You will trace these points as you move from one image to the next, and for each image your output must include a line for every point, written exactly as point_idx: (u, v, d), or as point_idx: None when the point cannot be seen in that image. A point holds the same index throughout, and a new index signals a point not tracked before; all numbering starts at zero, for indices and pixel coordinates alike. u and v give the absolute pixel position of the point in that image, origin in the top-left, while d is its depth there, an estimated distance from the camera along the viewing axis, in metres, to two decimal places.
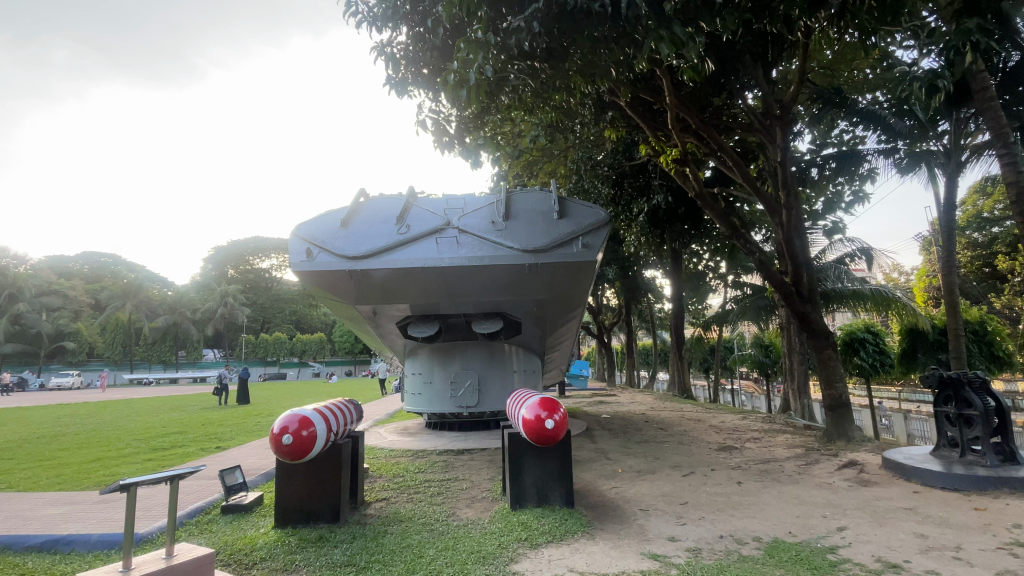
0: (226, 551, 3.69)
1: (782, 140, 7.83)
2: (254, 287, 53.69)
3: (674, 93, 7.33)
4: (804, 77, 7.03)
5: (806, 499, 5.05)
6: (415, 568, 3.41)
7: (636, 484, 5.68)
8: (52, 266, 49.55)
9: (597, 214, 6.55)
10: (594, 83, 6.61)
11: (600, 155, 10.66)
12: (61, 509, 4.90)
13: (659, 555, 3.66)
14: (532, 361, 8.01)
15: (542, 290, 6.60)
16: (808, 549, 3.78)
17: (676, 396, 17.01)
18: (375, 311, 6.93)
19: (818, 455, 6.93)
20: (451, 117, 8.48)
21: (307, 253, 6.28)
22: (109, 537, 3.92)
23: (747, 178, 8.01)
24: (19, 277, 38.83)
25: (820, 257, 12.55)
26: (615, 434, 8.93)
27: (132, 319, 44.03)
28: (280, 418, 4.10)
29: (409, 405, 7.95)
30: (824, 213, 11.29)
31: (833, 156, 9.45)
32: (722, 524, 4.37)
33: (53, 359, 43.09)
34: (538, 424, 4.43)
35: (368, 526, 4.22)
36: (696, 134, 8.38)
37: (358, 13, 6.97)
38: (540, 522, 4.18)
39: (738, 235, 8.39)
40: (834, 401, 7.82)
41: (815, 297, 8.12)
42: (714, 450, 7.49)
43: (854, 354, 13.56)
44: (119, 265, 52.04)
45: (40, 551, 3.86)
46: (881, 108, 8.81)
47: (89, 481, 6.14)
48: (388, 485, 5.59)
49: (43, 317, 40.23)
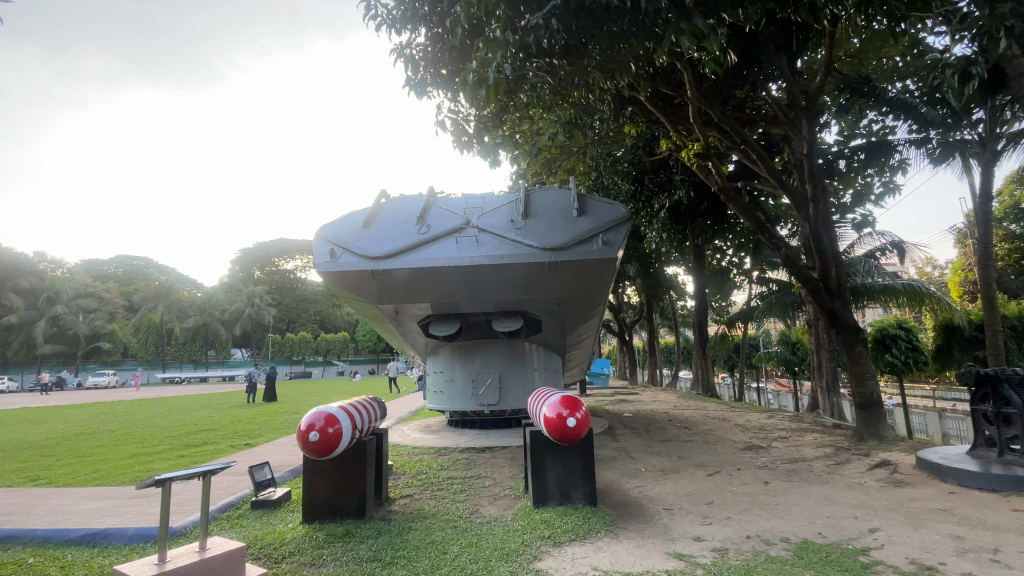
0: (257, 545, 3.77)
1: (808, 132, 7.65)
2: (279, 288, 54.81)
3: (696, 86, 7.20)
4: (830, 67, 6.84)
5: (836, 499, 4.92)
6: (439, 564, 3.44)
7: (660, 483, 5.61)
8: (89, 270, 51.58)
9: (616, 211, 6.53)
10: (614, 79, 6.55)
11: (620, 151, 10.55)
12: (100, 504, 5.09)
13: (685, 555, 3.61)
14: (553, 359, 8.00)
15: (562, 288, 6.57)
16: (839, 550, 3.68)
17: (700, 395, 16.73)
18: (397, 311, 7.02)
19: (849, 455, 6.75)
20: (469, 116, 8.50)
21: (330, 253, 6.40)
22: (145, 531, 4.06)
23: (772, 171, 7.80)
24: (57, 281, 40.40)
25: (848, 252, 12.21)
26: (638, 433, 8.84)
27: (163, 320, 45.47)
28: (307, 415, 4.18)
29: (431, 403, 8.00)
30: (853, 206, 10.97)
31: (862, 147, 9.21)
32: (750, 525, 4.29)
33: (91, 359, 44.88)
34: (559, 422, 4.40)
35: (393, 522, 4.27)
36: (719, 126, 8.23)
37: (378, 16, 7.05)
38: (563, 521, 4.17)
39: (764, 229, 8.20)
40: (865, 400, 7.59)
41: (844, 292, 7.90)
42: (739, 449, 7.34)
43: (886, 351, 13.12)
44: (151, 268, 53.79)
45: (79, 544, 4.01)
46: (912, 96, 8.49)
47: (125, 476, 6.36)
48: (412, 482, 5.65)
49: (80, 319, 41.86)
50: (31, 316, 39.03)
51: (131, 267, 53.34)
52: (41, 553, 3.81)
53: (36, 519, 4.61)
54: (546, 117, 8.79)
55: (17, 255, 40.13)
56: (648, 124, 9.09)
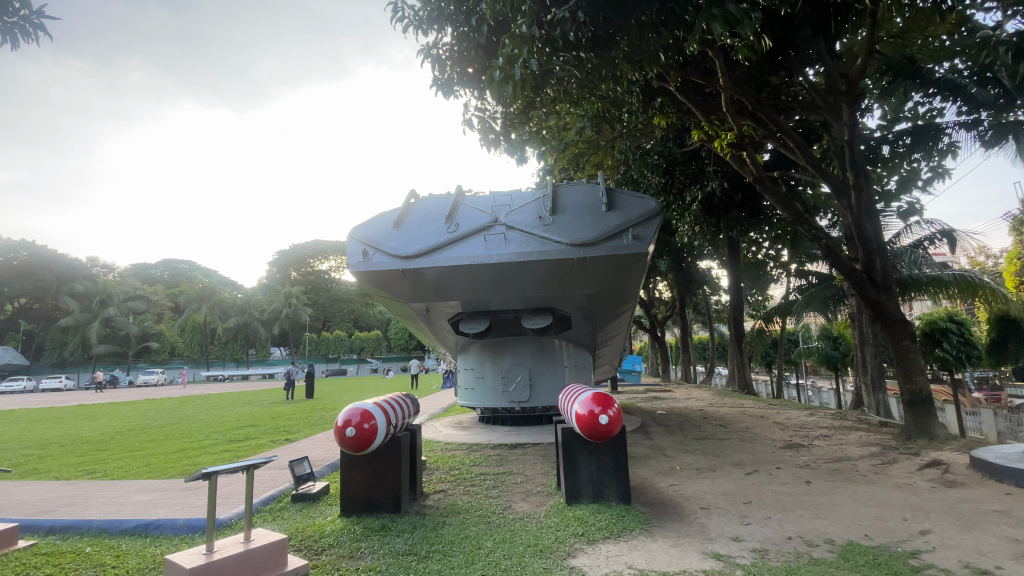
0: (298, 537, 3.88)
1: (849, 117, 7.34)
2: (315, 288, 56.43)
3: (728, 74, 6.98)
4: (872, 48, 6.54)
5: (883, 501, 4.70)
6: (474, 559, 3.46)
7: (695, 482, 5.49)
8: (138, 274, 54.50)
9: (646, 204, 6.45)
10: (643, 70, 6.44)
11: (649, 143, 10.34)
12: (151, 496, 5.36)
13: (723, 555, 3.52)
14: (583, 355, 7.94)
15: (591, 284, 6.51)
16: (888, 553, 3.52)
17: (736, 391, 16.29)
18: (427, 309, 7.08)
19: (895, 454, 6.45)
20: (497, 114, 8.52)
21: (363, 253, 6.54)
22: (193, 522, 4.23)
23: (811, 158, 7.53)
24: (109, 284, 42.64)
25: (893, 242, 11.65)
26: (671, 430, 8.67)
27: (207, 321, 47.50)
28: (344, 411, 4.28)
29: (462, 400, 8.08)
30: (899, 193, 10.44)
31: (908, 131, 8.75)
32: (791, 525, 4.16)
33: (141, 359, 47.28)
34: (591, 419, 4.36)
35: (428, 517, 4.32)
36: (753, 115, 7.97)
37: (405, 18, 7.14)
38: (597, 518, 4.13)
39: (803, 220, 7.93)
40: (914, 396, 7.24)
41: (891, 284, 7.54)
42: (779, 448, 7.11)
43: (936, 346, 12.51)
44: (195, 271, 56.29)
45: (133, 533, 4.22)
46: (961, 76, 8.02)
47: (174, 470, 6.64)
48: (445, 477, 5.72)
49: (131, 320, 44.16)
50: (86, 318, 41.38)
51: (177, 270, 55.98)
52: (98, 542, 4.03)
53: (93, 510, 4.89)
54: (573, 111, 8.75)
55: (72, 261, 42.57)
56: (679, 115, 8.89)
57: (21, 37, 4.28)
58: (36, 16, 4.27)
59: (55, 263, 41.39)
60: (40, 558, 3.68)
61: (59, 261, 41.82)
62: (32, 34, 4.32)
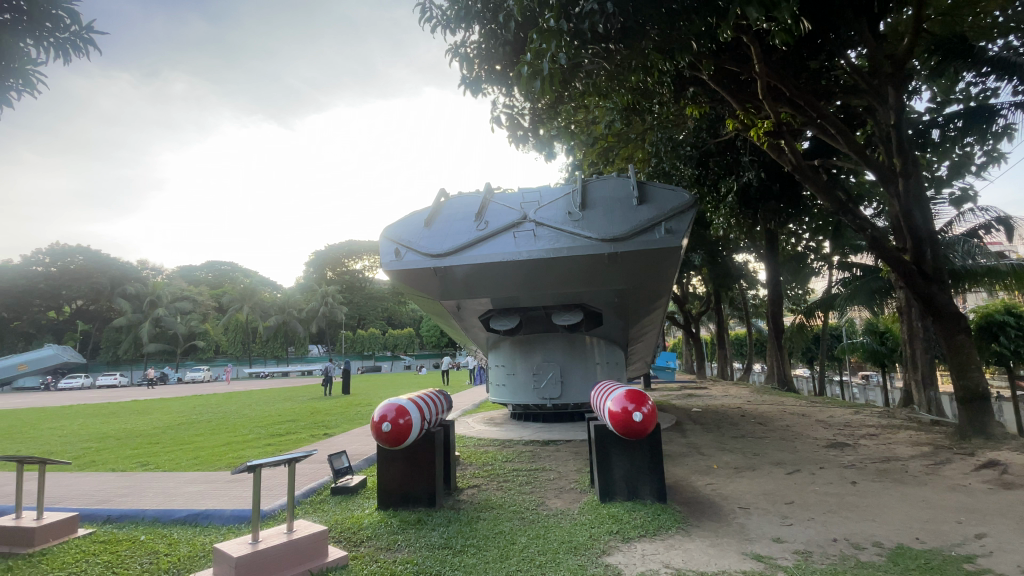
0: (337, 529, 3.99)
1: (895, 101, 7.01)
2: (350, 287, 57.88)
3: (764, 60, 6.76)
4: (920, 26, 6.20)
5: (935, 502, 4.47)
6: (508, 555, 3.47)
7: (733, 481, 5.35)
8: (185, 276, 57.22)
9: (679, 197, 6.29)
10: (674, 60, 6.26)
11: (681, 134, 10.10)
12: (199, 487, 5.61)
13: (764, 556, 3.43)
14: (615, 352, 7.84)
15: (622, 280, 6.42)
16: (940, 557, 3.34)
17: (775, 388, 15.82)
18: (459, 306, 7.14)
19: (949, 454, 6.13)
20: (525, 110, 8.54)
21: (395, 253, 6.66)
22: (239, 513, 4.40)
23: (854, 144, 7.22)
24: (157, 286, 44.82)
25: (944, 231, 11.02)
26: (708, 428, 8.47)
27: (249, 320, 49.33)
28: (379, 407, 4.37)
29: (494, 396, 8.13)
30: (950, 179, 9.86)
31: (959, 113, 8.27)
32: (836, 527, 4.00)
33: (189, 356, 49.63)
34: (625, 416, 4.30)
35: (462, 511, 4.37)
36: (792, 102, 7.68)
37: (433, 18, 7.23)
38: (632, 516, 4.09)
39: (846, 210, 7.58)
40: (969, 394, 6.85)
41: (942, 275, 7.14)
42: (822, 447, 6.85)
43: (992, 341, 11.85)
44: (237, 272, 58.68)
45: (184, 522, 4.42)
46: (1016, 53, 7.52)
47: (221, 462, 6.94)
48: (478, 472, 5.77)
49: (178, 319, 46.26)
50: (138, 318, 43.65)
51: (220, 272, 58.44)
52: (151, 531, 4.24)
53: (147, 500, 5.15)
54: (602, 104, 8.62)
55: (124, 263, 44.98)
56: (712, 104, 8.67)
57: (73, 52, 4.53)
58: (86, 31, 4.51)
59: (109, 266, 43.82)
60: (98, 546, 3.89)
61: (113, 264, 44.25)
62: (83, 49, 4.56)
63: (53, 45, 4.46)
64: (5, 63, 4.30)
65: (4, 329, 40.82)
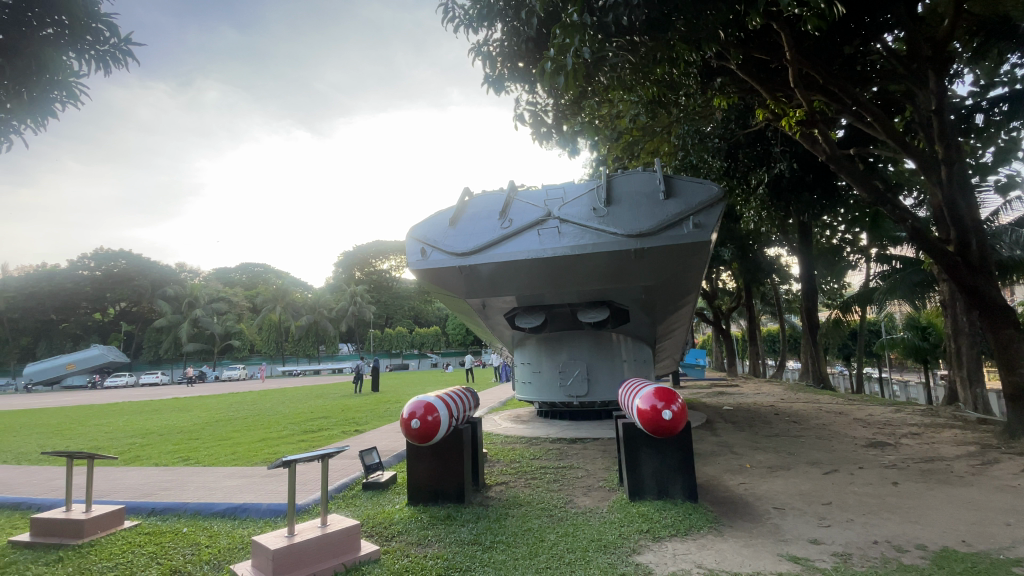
0: (369, 523, 4.06)
1: (937, 84, 6.70)
2: (379, 287, 58.86)
3: (795, 47, 6.54)
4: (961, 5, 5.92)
5: (982, 504, 4.27)
6: (538, 551, 3.48)
7: (767, 481, 5.21)
8: (221, 278, 59.26)
9: (707, 190, 6.17)
10: (700, 50, 6.13)
11: (709, 126, 9.88)
12: (238, 481, 5.82)
13: (801, 558, 3.33)
14: (642, 349, 7.73)
15: (649, 275, 6.33)
16: (988, 561, 3.19)
17: (810, 385, 15.38)
18: (485, 304, 7.17)
19: (998, 454, 5.82)
20: (548, 107, 8.53)
21: (421, 253, 6.74)
22: (275, 507, 4.53)
23: (892, 131, 6.92)
24: (195, 288, 46.50)
25: (990, 220, 10.49)
26: (740, 427, 8.27)
27: (281, 319, 50.70)
28: (408, 404, 4.44)
29: (521, 393, 8.14)
30: (996, 165, 9.36)
31: (1005, 97, 7.87)
32: (877, 529, 3.86)
33: (225, 355, 51.38)
34: (654, 414, 4.24)
35: (491, 508, 4.38)
36: (825, 89, 7.43)
37: (456, 18, 7.28)
38: (662, 515, 4.03)
39: (885, 200, 7.26)
40: (1018, 390, 6.53)
41: (990, 267, 6.78)
42: (860, 447, 6.60)
43: None
44: (270, 274, 60.39)
45: (223, 515, 4.58)
46: None
47: (258, 458, 7.17)
48: (506, 470, 5.79)
49: (215, 320, 47.92)
50: (177, 319, 45.37)
51: (254, 275, 60.29)
52: (193, 523, 4.40)
53: (188, 494, 5.36)
54: (626, 98, 8.53)
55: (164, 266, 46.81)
56: (741, 94, 8.46)
57: (112, 63, 4.73)
58: (125, 43, 4.69)
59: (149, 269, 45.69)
60: (143, 537, 4.07)
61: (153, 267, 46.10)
62: (122, 60, 4.75)
63: (94, 58, 4.67)
64: (50, 76, 4.54)
65: (54, 330, 42.97)
